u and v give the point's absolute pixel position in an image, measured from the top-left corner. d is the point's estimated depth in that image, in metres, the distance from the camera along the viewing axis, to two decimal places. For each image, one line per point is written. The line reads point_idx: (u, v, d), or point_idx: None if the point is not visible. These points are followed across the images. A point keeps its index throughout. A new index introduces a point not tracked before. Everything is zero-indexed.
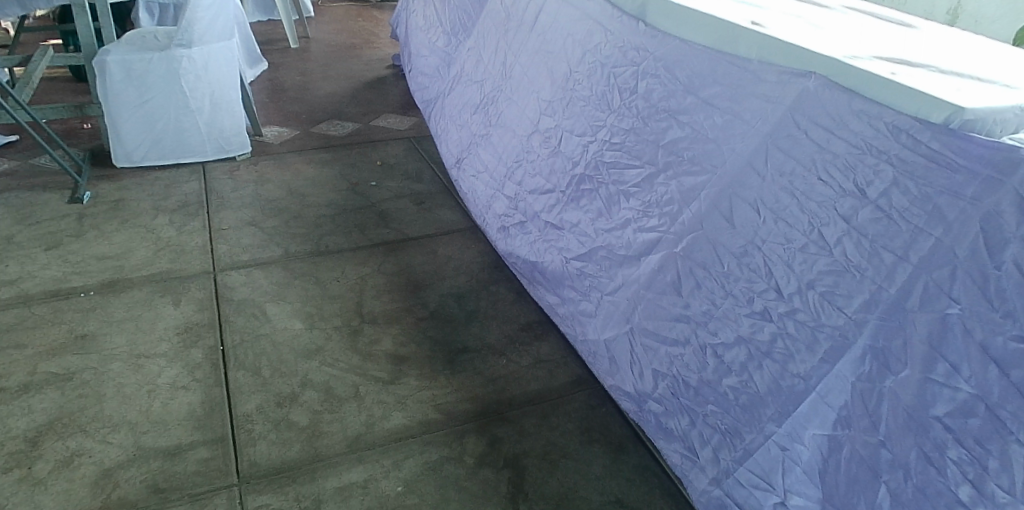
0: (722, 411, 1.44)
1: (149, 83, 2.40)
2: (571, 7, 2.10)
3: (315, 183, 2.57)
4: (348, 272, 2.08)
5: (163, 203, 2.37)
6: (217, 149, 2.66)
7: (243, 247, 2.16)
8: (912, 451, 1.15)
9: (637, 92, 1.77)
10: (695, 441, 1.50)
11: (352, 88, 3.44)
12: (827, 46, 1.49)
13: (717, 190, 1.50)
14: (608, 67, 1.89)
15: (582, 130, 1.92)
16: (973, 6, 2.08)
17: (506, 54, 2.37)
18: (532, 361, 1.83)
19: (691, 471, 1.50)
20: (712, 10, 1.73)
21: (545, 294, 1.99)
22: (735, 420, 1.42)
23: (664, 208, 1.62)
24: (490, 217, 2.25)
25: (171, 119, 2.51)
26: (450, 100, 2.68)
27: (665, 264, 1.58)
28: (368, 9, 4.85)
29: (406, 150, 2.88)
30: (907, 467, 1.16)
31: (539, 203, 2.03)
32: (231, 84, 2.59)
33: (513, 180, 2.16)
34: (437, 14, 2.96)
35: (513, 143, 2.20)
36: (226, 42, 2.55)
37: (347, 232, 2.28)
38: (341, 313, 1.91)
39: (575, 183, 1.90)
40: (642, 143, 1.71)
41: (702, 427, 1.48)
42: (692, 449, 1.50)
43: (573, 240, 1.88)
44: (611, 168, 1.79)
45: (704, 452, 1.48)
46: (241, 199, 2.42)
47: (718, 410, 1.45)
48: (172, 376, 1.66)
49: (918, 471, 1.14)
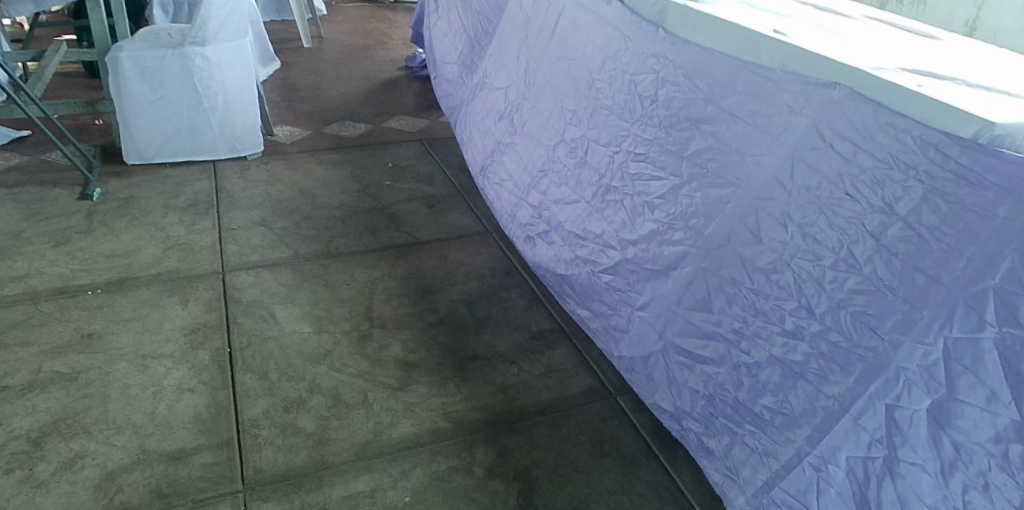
0: (760, 432, 1.44)
1: (162, 80, 2.40)
2: (590, 13, 2.11)
3: (325, 182, 2.53)
4: (358, 276, 2.04)
5: (172, 202, 2.35)
6: (228, 148, 2.64)
7: (252, 248, 2.13)
8: (957, 477, 1.13)
9: (658, 100, 1.78)
10: (733, 460, 1.48)
11: (365, 88, 3.42)
12: (853, 57, 1.47)
13: (743, 204, 1.51)
14: (628, 74, 1.90)
15: (608, 140, 1.92)
16: (991, 18, 2.05)
17: (528, 60, 2.37)
18: (543, 369, 1.77)
19: (727, 491, 1.48)
20: (734, 18, 1.72)
21: (576, 308, 1.93)
22: (771, 440, 1.41)
23: (689, 221, 1.62)
24: (517, 227, 2.21)
25: (183, 118, 2.50)
26: (473, 106, 2.67)
27: (693, 280, 1.58)
28: (381, 10, 4.82)
29: (417, 152, 2.84)
30: (949, 492, 1.14)
31: (564, 213, 2.01)
32: (245, 83, 2.58)
33: (537, 189, 2.15)
34: (455, 18, 2.96)
35: (538, 152, 2.19)
36: (240, 42, 2.55)
37: (358, 235, 2.24)
38: (349, 317, 1.87)
39: (600, 194, 1.90)
40: (665, 154, 1.72)
41: (740, 447, 1.47)
42: (730, 469, 1.49)
43: (598, 252, 1.86)
44: (635, 179, 1.79)
45: (740, 471, 1.46)
46: (251, 198, 2.39)
47: (756, 430, 1.44)
48: (178, 378, 1.64)
49: (962, 497, 1.12)
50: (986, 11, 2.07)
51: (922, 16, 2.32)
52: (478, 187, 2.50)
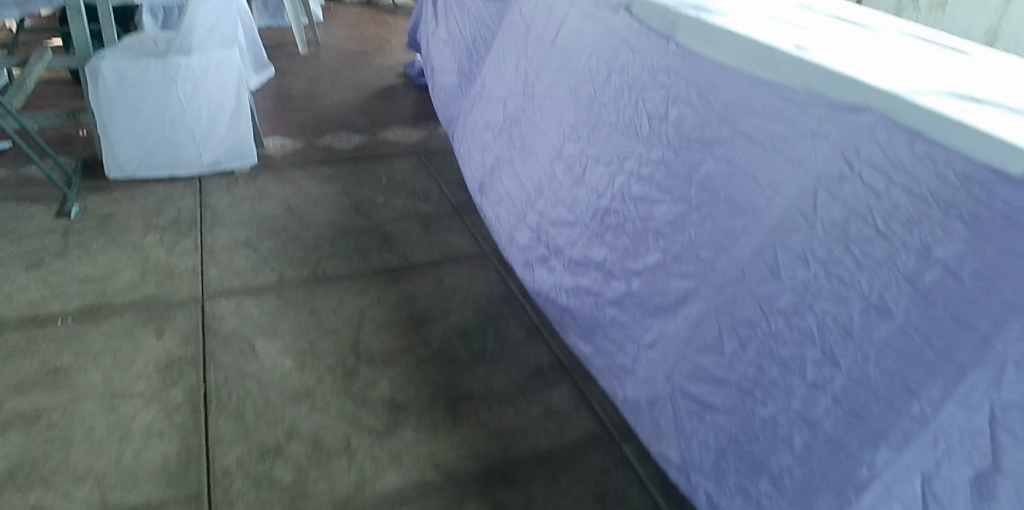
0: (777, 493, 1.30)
1: (144, 91, 2.31)
2: (594, 23, 1.99)
3: (315, 199, 2.40)
4: (345, 303, 1.91)
5: (154, 220, 2.23)
6: (214, 163, 2.52)
7: (234, 271, 2.01)
8: None
9: (667, 119, 1.65)
10: None
11: (361, 96, 3.30)
12: (883, 78, 1.34)
13: (759, 238, 1.37)
14: (635, 90, 1.77)
15: (608, 158, 1.79)
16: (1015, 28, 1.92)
17: (528, 71, 2.24)
18: (542, 412, 1.64)
19: None
20: (753, 33, 1.59)
21: (577, 341, 1.79)
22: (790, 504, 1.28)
23: (699, 252, 1.49)
24: (515, 250, 2.07)
25: (166, 130, 2.40)
26: (471, 118, 2.54)
27: (704, 319, 1.45)
28: (380, 14, 4.70)
29: (414, 165, 2.71)
30: None
31: (563, 236, 1.88)
32: (232, 95, 2.48)
33: (535, 210, 2.01)
34: (455, 24, 2.83)
35: (537, 169, 2.06)
36: (228, 51, 2.44)
37: (348, 256, 2.11)
38: (335, 350, 1.74)
39: (600, 217, 1.77)
40: (673, 177, 1.59)
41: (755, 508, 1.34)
42: None
43: (600, 281, 1.72)
44: (640, 202, 1.66)
45: None
46: (236, 217, 2.27)
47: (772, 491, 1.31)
48: (148, 421, 1.53)
49: None
50: (1009, 18, 1.93)
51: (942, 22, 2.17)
52: (476, 204, 2.36)
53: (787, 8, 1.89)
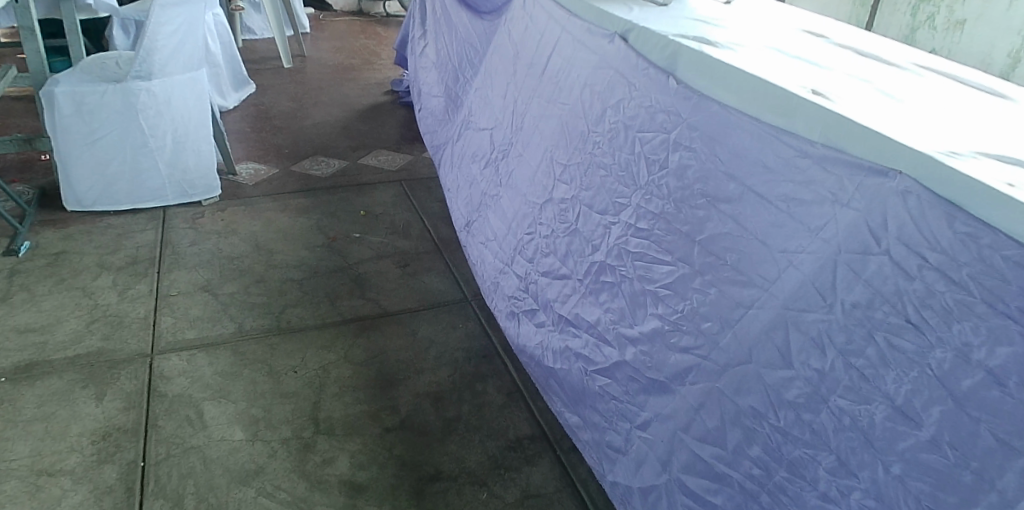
0: None
1: (102, 118, 2.14)
2: (589, 52, 1.82)
3: (286, 236, 2.23)
4: (309, 360, 1.74)
5: (109, 258, 2.06)
6: (179, 194, 2.35)
7: (190, 321, 1.84)
8: None
9: (667, 167, 1.47)
10: None
11: (345, 116, 3.14)
12: (914, 134, 1.16)
13: (770, 316, 1.21)
14: (632, 131, 1.59)
15: (603, 206, 1.61)
16: None
17: (517, 100, 2.07)
18: (519, 495, 1.46)
19: None
20: (763, 72, 1.41)
21: (563, 409, 1.62)
22: None
23: (700, 324, 1.32)
24: (500, 299, 1.89)
25: (126, 160, 2.23)
26: (457, 147, 2.36)
27: (705, 403, 1.28)
28: (370, 24, 4.55)
29: (396, 196, 2.54)
30: None
31: (553, 290, 1.71)
32: (199, 120, 2.31)
33: (523, 256, 1.84)
34: (444, 44, 2.66)
35: (525, 210, 1.88)
36: (194, 74, 2.27)
37: (315, 303, 1.94)
38: (291, 419, 1.57)
39: (594, 272, 1.59)
40: (673, 235, 1.42)
41: None
42: None
43: (591, 345, 1.55)
44: (636, 260, 1.48)
45: None
46: (198, 256, 2.10)
47: None
48: (74, 505, 1.35)
49: None
50: None
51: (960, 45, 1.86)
52: (461, 243, 2.18)
53: (798, 39, 1.72)
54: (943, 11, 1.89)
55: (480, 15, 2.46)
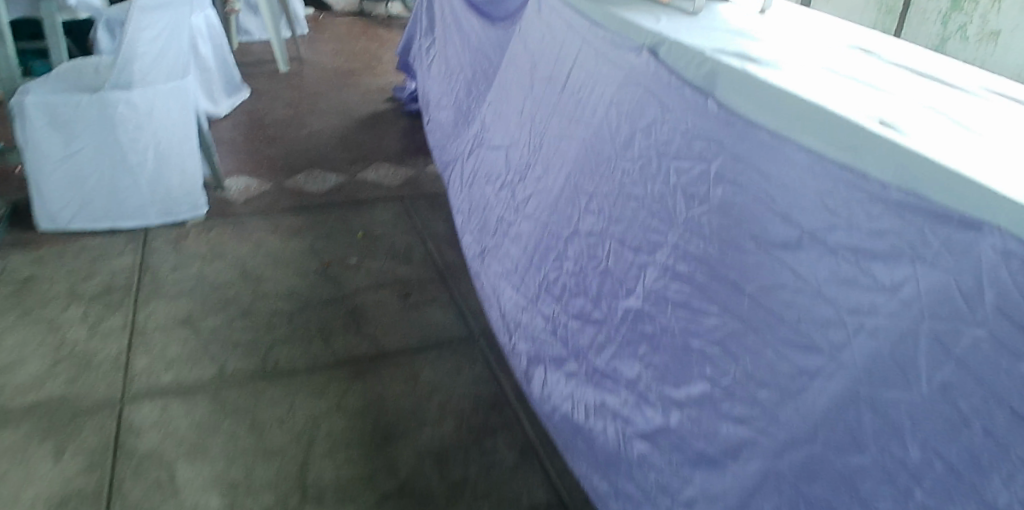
0: None
1: (78, 130, 1.96)
2: (613, 66, 1.63)
3: (277, 261, 2.04)
4: (296, 410, 1.55)
5: (80, 286, 1.88)
6: (162, 213, 2.15)
7: (166, 362, 1.65)
8: None
9: (709, 204, 1.28)
10: None
11: (344, 126, 2.95)
12: (1010, 181, 0.97)
13: (842, 392, 1.03)
14: (666, 158, 1.40)
15: (636, 244, 1.43)
16: None
17: (534, 118, 1.88)
18: None
19: None
20: (820, 97, 1.22)
21: (588, 472, 1.44)
22: None
23: (757, 392, 1.14)
24: (521, 339, 1.70)
25: (104, 176, 2.04)
26: (468, 164, 2.18)
27: (762, 487, 1.10)
28: (372, 27, 4.37)
29: (396, 214, 2.35)
30: None
31: (585, 336, 1.52)
32: (183, 133, 2.12)
33: (548, 294, 1.65)
34: (455, 55, 2.49)
35: (548, 242, 1.70)
36: (179, 83, 2.09)
37: (306, 341, 1.75)
38: (275, 483, 1.38)
39: (629, 320, 1.41)
40: (720, 283, 1.23)
41: None
42: None
43: (629, 404, 1.36)
44: (677, 309, 1.30)
45: None
46: (180, 283, 1.91)
47: None
48: None
49: None
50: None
51: (992, 58, 1.53)
52: (472, 271, 1.99)
53: (846, 56, 1.51)
54: (976, 20, 1.54)
55: (493, 22, 2.29)
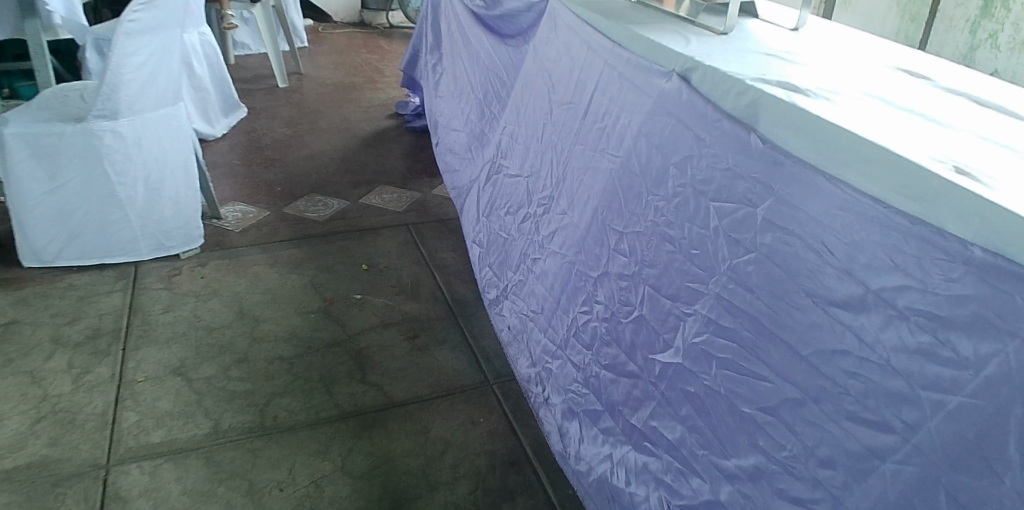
0: None
1: (63, 164, 1.83)
2: (638, 93, 1.50)
3: (276, 299, 1.92)
4: (298, 473, 1.42)
5: (66, 331, 1.75)
6: (153, 246, 2.04)
7: (157, 418, 1.52)
8: None
9: (753, 253, 1.16)
10: None
11: (346, 145, 2.83)
12: None
13: (920, 481, 0.91)
14: (702, 198, 1.27)
15: (671, 293, 1.31)
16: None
17: (554, 147, 1.76)
18: None
19: None
20: (881, 137, 1.07)
21: None
22: None
23: (821, 472, 1.02)
24: (554, 391, 1.58)
25: (92, 210, 1.91)
26: (486, 195, 2.07)
27: None
28: (372, 37, 4.25)
29: (402, 243, 2.23)
30: None
31: (620, 390, 1.41)
32: (174, 163, 2.00)
33: (580, 340, 1.54)
34: (467, 75, 2.37)
35: (575, 284, 1.59)
36: (170, 110, 1.96)
37: (307, 391, 1.63)
38: None
39: (668, 376, 1.29)
40: (772, 344, 1.11)
41: None
42: None
43: (672, 471, 1.25)
44: (723, 369, 1.18)
45: None
46: (172, 327, 1.79)
47: None
48: None
49: None
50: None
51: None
52: (495, 312, 1.89)
53: (896, 82, 1.38)
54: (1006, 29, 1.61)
55: (503, 39, 2.17)
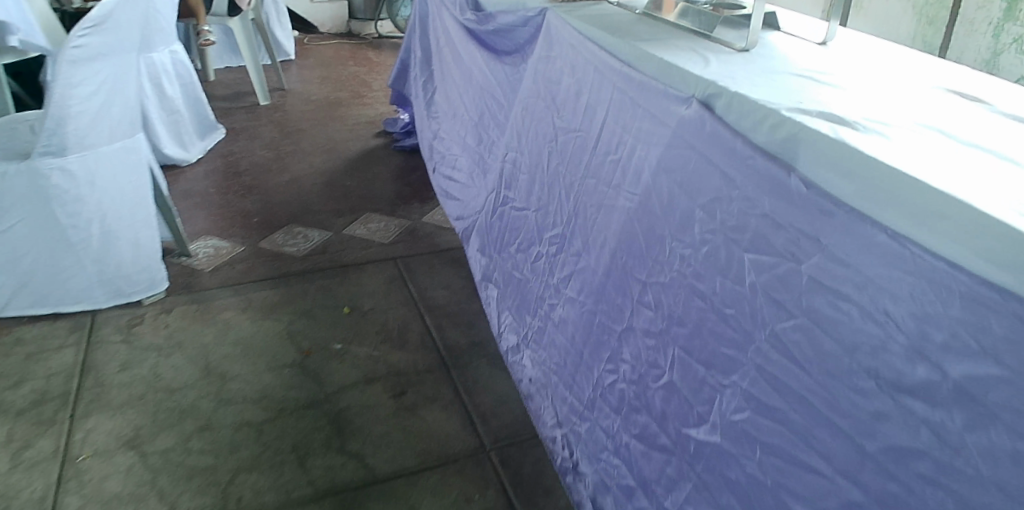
0: None
1: (7, 205, 1.65)
2: (653, 122, 1.30)
3: (247, 352, 1.72)
4: None
5: (9, 397, 1.56)
6: (111, 293, 1.84)
7: (104, 504, 1.32)
8: None
9: (798, 320, 0.96)
10: None
11: (331, 167, 2.64)
12: None
13: None
14: (733, 250, 1.08)
15: (704, 360, 1.11)
16: None
17: (564, 180, 1.57)
18: None
19: None
20: (946, 183, 0.86)
21: None
22: None
23: None
24: (584, 459, 1.39)
25: (42, 256, 1.72)
26: (494, 229, 1.88)
27: None
28: (361, 48, 4.06)
29: (389, 279, 2.04)
30: None
31: (651, 467, 1.21)
32: (132, 201, 1.80)
33: (608, 402, 1.35)
34: (462, 93, 2.18)
35: (598, 336, 1.39)
36: (127, 143, 1.77)
37: (278, 464, 1.43)
38: None
39: (705, 459, 1.09)
40: (829, 433, 0.91)
41: None
42: None
43: None
44: (771, 459, 0.98)
45: None
46: (129, 388, 1.59)
47: None
48: None
49: None
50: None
51: None
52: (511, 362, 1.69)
53: (951, 108, 1.19)
54: None
55: (498, 55, 1.97)
